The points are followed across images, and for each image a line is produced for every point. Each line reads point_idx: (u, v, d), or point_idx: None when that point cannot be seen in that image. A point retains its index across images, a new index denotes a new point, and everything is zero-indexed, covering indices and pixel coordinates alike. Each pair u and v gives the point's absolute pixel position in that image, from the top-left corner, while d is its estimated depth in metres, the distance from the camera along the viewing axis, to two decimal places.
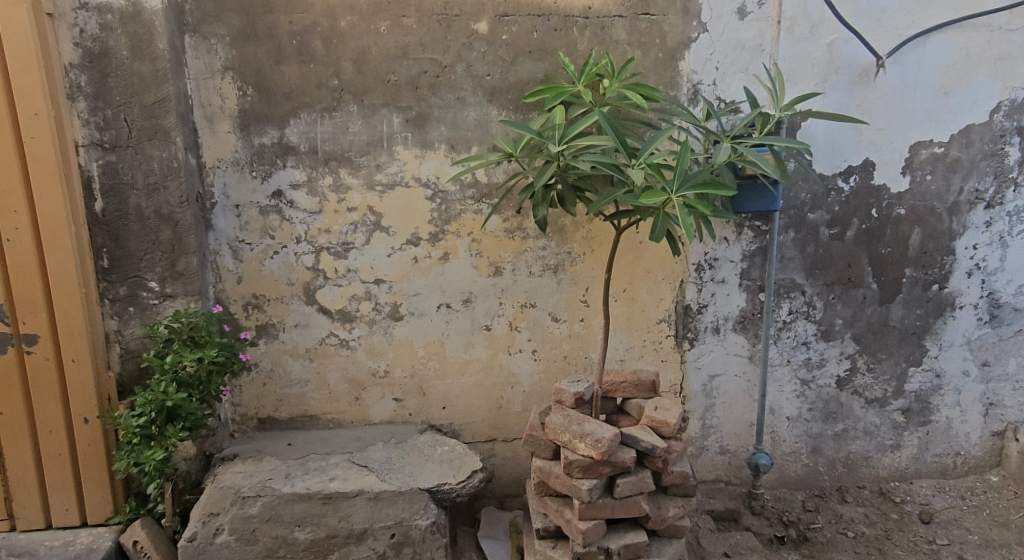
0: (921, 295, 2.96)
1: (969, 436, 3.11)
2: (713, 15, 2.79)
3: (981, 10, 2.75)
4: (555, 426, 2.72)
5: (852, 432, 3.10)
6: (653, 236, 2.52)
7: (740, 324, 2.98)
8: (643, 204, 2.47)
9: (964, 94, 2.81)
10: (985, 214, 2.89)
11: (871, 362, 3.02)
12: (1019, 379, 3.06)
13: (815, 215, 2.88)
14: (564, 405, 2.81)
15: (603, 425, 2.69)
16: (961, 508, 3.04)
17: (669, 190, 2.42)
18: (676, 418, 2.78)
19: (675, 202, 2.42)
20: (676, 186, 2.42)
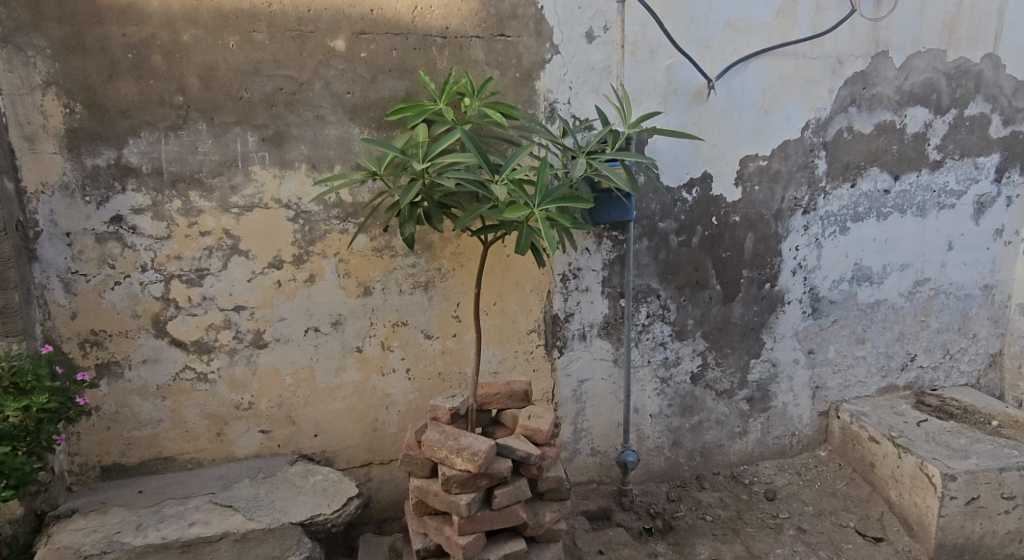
0: (757, 293, 3.28)
1: (802, 417, 3.49)
2: (563, 38, 2.94)
3: (789, 39, 3.08)
4: (431, 443, 2.72)
5: (705, 423, 3.36)
6: (519, 249, 2.61)
7: (604, 329, 3.15)
8: (508, 218, 2.55)
9: (780, 113, 3.15)
10: (803, 219, 3.26)
11: (718, 358, 3.30)
12: (838, 363, 3.47)
13: (665, 224, 3.11)
14: (440, 422, 2.84)
15: (478, 438, 2.73)
16: (798, 482, 3.39)
17: (531, 204, 2.52)
18: (548, 424, 2.87)
19: (538, 215, 2.52)
20: (539, 200, 2.53)
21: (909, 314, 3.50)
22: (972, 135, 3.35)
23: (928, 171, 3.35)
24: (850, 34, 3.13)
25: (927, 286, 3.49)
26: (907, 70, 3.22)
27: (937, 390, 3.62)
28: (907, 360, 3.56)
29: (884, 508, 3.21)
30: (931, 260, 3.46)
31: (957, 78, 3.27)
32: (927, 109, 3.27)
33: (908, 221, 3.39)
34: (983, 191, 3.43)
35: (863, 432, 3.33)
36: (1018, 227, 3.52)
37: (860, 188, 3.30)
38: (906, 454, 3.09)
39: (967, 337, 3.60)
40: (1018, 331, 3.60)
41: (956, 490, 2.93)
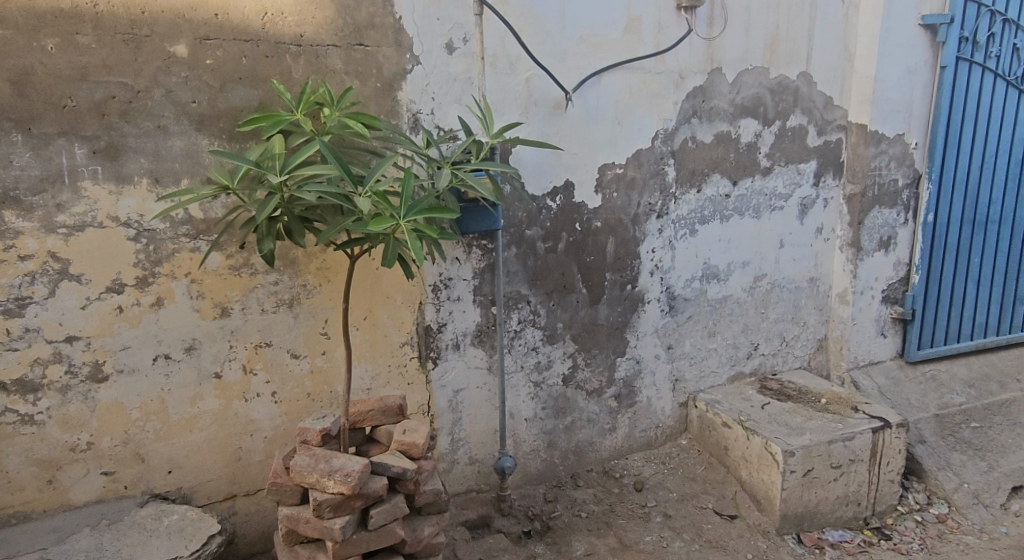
0: (620, 294, 3.46)
1: (664, 409, 3.71)
2: (423, 48, 2.93)
3: (636, 55, 3.29)
4: (300, 469, 2.59)
5: (578, 423, 3.48)
6: (386, 262, 2.55)
7: (477, 338, 3.18)
8: (373, 231, 2.48)
9: (632, 123, 3.35)
10: (657, 223, 3.48)
11: (587, 358, 3.44)
12: (694, 356, 3.73)
13: (531, 231, 3.19)
14: (310, 445, 2.71)
15: (351, 458, 2.64)
16: (663, 471, 3.61)
17: (397, 216, 2.46)
18: (424, 438, 2.83)
19: (404, 227, 2.47)
20: (404, 212, 2.47)
21: (751, 307, 3.84)
22: (793, 144, 3.74)
23: (761, 176, 3.70)
24: (689, 51, 3.39)
25: (765, 281, 3.85)
26: (739, 86, 3.54)
27: (777, 374, 4.00)
28: (751, 349, 3.90)
29: (737, 487, 3.49)
30: (766, 257, 3.82)
31: (779, 93, 3.64)
32: (756, 121, 3.61)
33: (746, 222, 3.72)
34: (805, 194, 3.85)
35: (717, 418, 3.60)
36: (834, 226, 3.98)
37: (705, 194, 3.58)
38: (753, 435, 3.38)
39: (799, 325, 4.02)
40: (839, 317, 4.06)
41: (795, 464, 3.24)
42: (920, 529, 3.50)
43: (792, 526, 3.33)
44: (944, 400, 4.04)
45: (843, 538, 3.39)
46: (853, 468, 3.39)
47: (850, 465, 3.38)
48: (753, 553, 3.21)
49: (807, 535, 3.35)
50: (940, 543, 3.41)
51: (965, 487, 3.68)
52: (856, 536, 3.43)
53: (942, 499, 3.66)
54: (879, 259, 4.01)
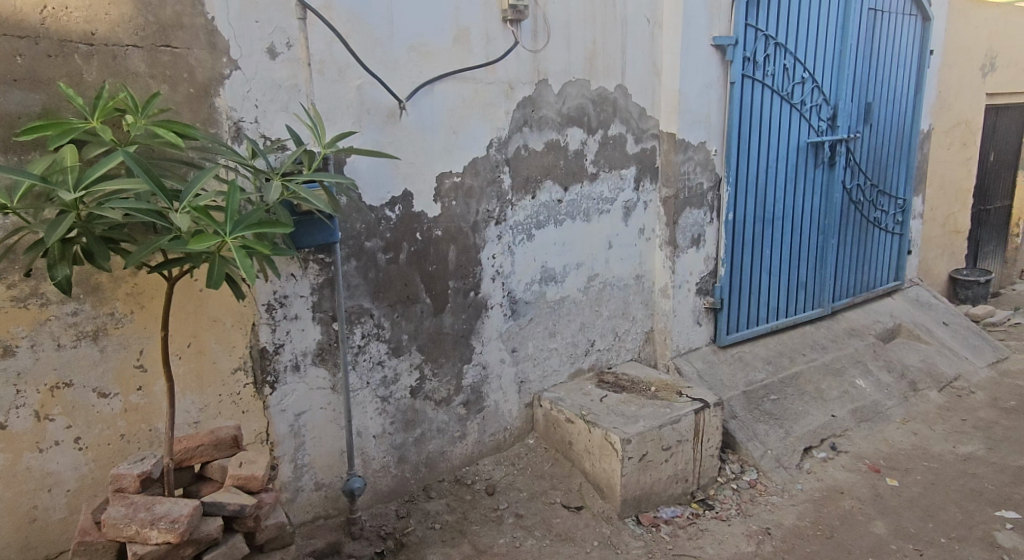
0: (463, 301, 3.50)
1: (511, 411, 3.81)
2: (242, 52, 2.74)
3: (467, 65, 3.33)
4: (114, 521, 2.28)
5: (428, 434, 3.48)
6: (211, 283, 2.30)
7: (318, 357, 3.06)
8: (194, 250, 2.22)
9: (466, 132, 3.39)
10: (496, 230, 3.56)
11: (434, 368, 3.45)
12: (536, 357, 3.87)
13: (371, 243, 3.13)
14: (127, 493, 2.40)
15: (178, 502, 2.39)
16: (513, 472, 3.72)
17: (222, 232, 2.22)
18: (263, 469, 2.63)
19: (231, 244, 2.23)
20: (230, 227, 2.23)
21: (585, 306, 4.05)
22: (615, 151, 3.99)
23: (588, 182, 3.91)
24: (516, 62, 3.49)
25: (597, 280, 4.08)
26: (564, 96, 3.71)
27: (612, 368, 4.26)
28: (588, 345, 4.12)
29: (582, 479, 3.67)
30: (597, 257, 4.06)
31: (599, 103, 3.86)
32: (581, 130, 3.81)
33: (578, 226, 3.92)
34: (628, 198, 4.13)
35: (561, 415, 3.75)
36: (654, 226, 4.32)
37: (539, 200, 3.71)
38: (594, 427, 3.56)
39: (629, 319, 4.31)
40: (662, 310, 4.40)
41: (632, 450, 3.45)
42: (736, 495, 3.88)
43: (632, 508, 3.54)
44: (749, 378, 4.53)
45: (675, 514, 3.67)
46: (680, 448, 3.68)
47: (678, 446, 3.67)
48: (599, 540, 3.38)
49: (644, 515, 3.59)
50: (753, 506, 3.81)
51: (769, 453, 4.14)
52: (685, 510, 3.72)
53: (752, 466, 4.08)
54: (692, 255, 4.39)
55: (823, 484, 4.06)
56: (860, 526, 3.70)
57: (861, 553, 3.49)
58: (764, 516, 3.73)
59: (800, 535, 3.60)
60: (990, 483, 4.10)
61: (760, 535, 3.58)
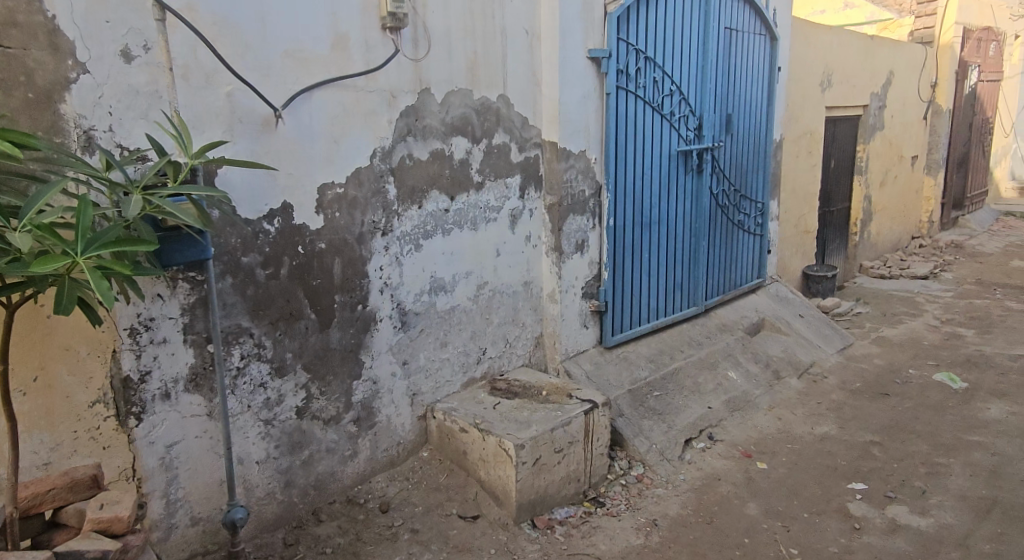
0: (351, 315, 3.41)
1: (404, 425, 3.75)
2: (92, 55, 2.53)
3: (346, 73, 3.25)
4: None
5: (317, 455, 3.36)
6: (60, 309, 2.09)
7: (192, 382, 2.87)
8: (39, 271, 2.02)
9: (349, 141, 3.30)
10: (383, 241, 3.49)
11: (322, 386, 3.33)
12: (428, 368, 3.83)
13: (248, 258, 2.99)
14: None
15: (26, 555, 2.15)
16: (408, 487, 3.66)
17: (72, 252, 2.03)
18: (129, 509, 2.46)
19: (83, 265, 2.05)
20: (82, 247, 2.04)
21: (476, 314, 4.07)
22: (499, 160, 4.03)
23: (474, 191, 3.93)
24: (397, 71, 3.45)
25: (486, 287, 4.11)
26: (447, 106, 3.71)
27: (504, 374, 4.28)
28: (480, 353, 4.13)
29: (477, 488, 3.66)
30: (486, 265, 4.08)
31: (482, 113, 3.89)
32: (465, 139, 3.82)
33: (465, 234, 3.92)
34: (513, 206, 4.18)
35: (454, 425, 3.73)
36: (540, 233, 4.40)
37: (426, 210, 3.68)
38: (488, 435, 3.56)
39: (519, 325, 4.36)
40: (551, 314, 4.49)
41: (525, 455, 3.48)
42: (625, 491, 4.01)
43: (527, 513, 3.58)
44: (633, 376, 4.70)
45: (569, 514, 3.74)
46: (571, 449, 3.76)
47: (570, 447, 3.74)
48: (495, 547, 3.39)
49: (539, 518, 3.63)
50: (641, 500, 3.96)
51: (654, 447, 4.31)
52: (578, 509, 3.80)
53: (639, 462, 4.23)
54: (577, 260, 4.50)
55: (702, 473, 4.28)
56: (736, 510, 3.93)
57: (738, 534, 3.71)
58: (651, 509, 3.89)
59: (683, 523, 3.78)
60: (844, 459, 4.48)
61: (648, 527, 3.73)
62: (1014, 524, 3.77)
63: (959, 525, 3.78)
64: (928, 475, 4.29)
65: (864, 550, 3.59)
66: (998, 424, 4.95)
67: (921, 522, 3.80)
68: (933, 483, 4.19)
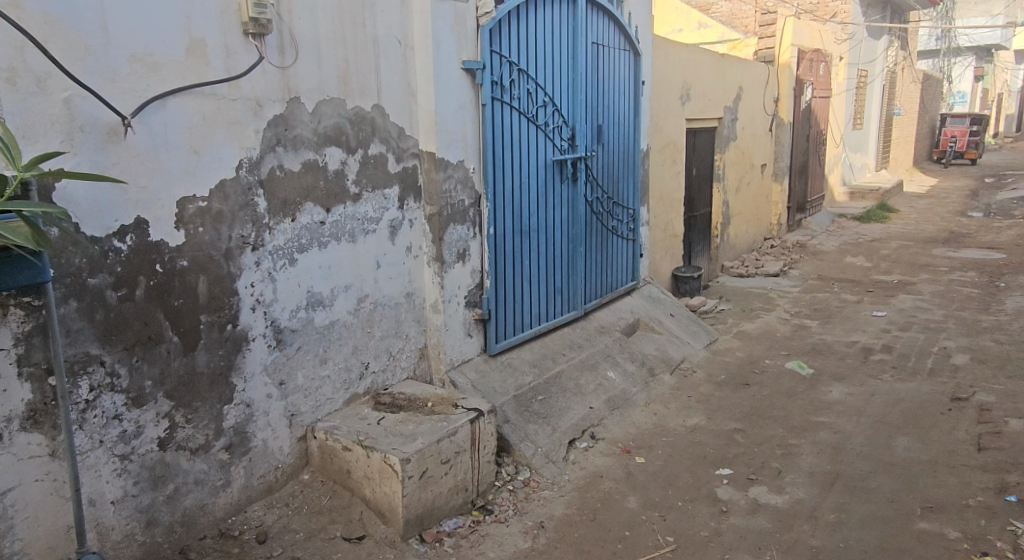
0: (219, 336, 3.21)
1: (282, 448, 3.58)
2: None
3: (204, 79, 3.06)
4: None
5: (183, 488, 3.13)
6: None
7: (30, 420, 2.60)
8: None
9: (210, 152, 3.11)
10: (253, 256, 3.31)
11: (187, 414, 3.11)
12: (308, 387, 3.67)
13: (96, 280, 2.74)
14: None
15: None
16: (287, 513, 3.49)
17: None
18: None
19: None
20: None
21: (357, 328, 3.95)
22: (376, 170, 3.95)
23: (351, 203, 3.82)
24: (263, 79, 3.29)
25: (367, 301, 4.00)
26: (319, 115, 3.58)
27: (388, 388, 4.18)
28: (362, 369, 4.01)
29: (363, 507, 3.56)
30: (366, 278, 3.98)
31: (357, 123, 3.80)
32: (340, 149, 3.71)
33: (343, 247, 3.81)
34: (393, 217, 4.11)
35: (336, 444, 3.59)
36: (421, 244, 4.34)
37: (300, 222, 3.54)
38: (372, 451, 3.46)
39: (402, 338, 4.28)
40: (434, 325, 4.44)
41: (411, 469, 3.41)
42: (512, 496, 4.02)
43: (415, 528, 3.50)
44: (517, 382, 4.74)
45: (457, 525, 3.70)
46: (458, 459, 3.72)
47: (457, 457, 3.71)
48: None
49: (427, 532, 3.56)
50: (528, 503, 3.98)
51: (539, 451, 4.36)
52: (466, 519, 3.77)
53: (525, 466, 4.26)
54: (459, 270, 4.49)
55: (585, 472, 4.38)
56: (617, 504, 4.04)
57: (619, 528, 3.81)
58: (537, 511, 3.92)
59: (568, 523, 3.84)
60: (712, 447, 4.73)
61: (535, 530, 3.76)
62: (854, 494, 4.12)
63: (809, 499, 4.08)
64: (783, 456, 4.61)
65: (731, 531, 3.79)
66: (839, 404, 5.40)
67: (778, 500, 4.08)
68: (788, 463, 4.51)
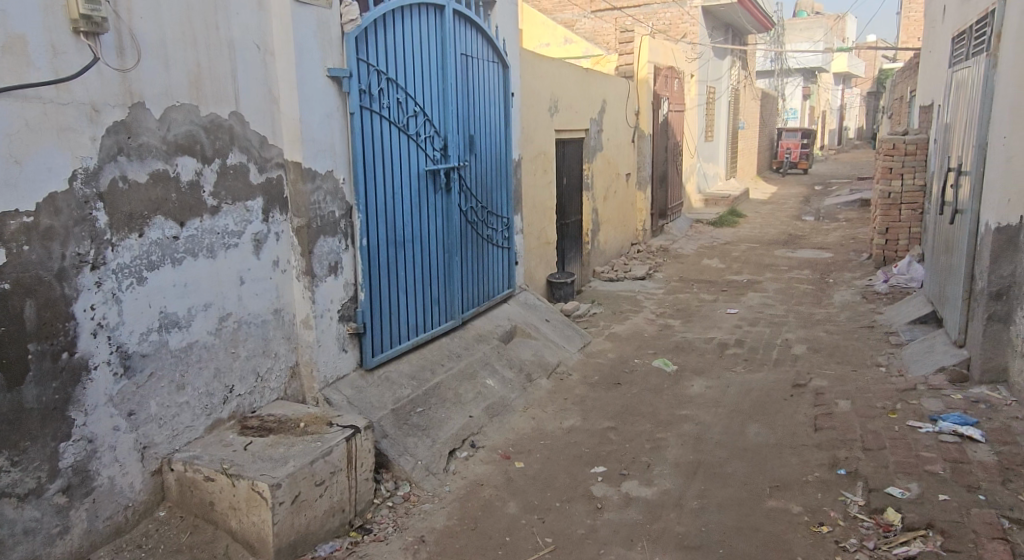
0: (52, 366, 2.89)
1: (133, 485, 3.28)
2: None
3: (25, 81, 2.74)
4: None
5: (11, 540, 2.79)
6: None
7: None
8: None
9: (36, 162, 2.80)
10: (92, 276, 3.02)
11: (13, 456, 2.78)
12: (162, 416, 3.39)
13: None
14: None
15: None
16: (141, 555, 3.20)
17: None
18: None
19: None
20: None
21: (219, 349, 3.70)
22: (236, 181, 3.73)
23: (208, 216, 3.58)
24: (99, 82, 3.01)
25: (229, 320, 3.76)
26: (167, 122, 3.33)
27: (256, 411, 3.94)
28: (226, 392, 3.76)
29: (228, 540, 3.33)
30: (228, 295, 3.74)
31: (212, 131, 3.57)
32: (193, 158, 3.47)
33: (200, 263, 3.56)
34: (256, 230, 3.89)
35: (197, 475, 3.34)
36: (288, 258, 4.14)
37: (148, 238, 3.27)
38: (238, 480, 3.24)
39: (270, 357, 4.05)
40: (306, 342, 4.24)
41: (282, 495, 3.22)
42: (392, 512, 3.90)
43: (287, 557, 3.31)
44: (395, 395, 4.62)
45: (334, 548, 3.53)
46: (333, 480, 3.56)
47: (332, 478, 3.55)
48: None
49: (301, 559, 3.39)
50: (408, 518, 3.88)
51: (419, 464, 4.26)
52: (344, 541, 3.62)
53: (405, 480, 4.15)
54: (331, 283, 4.32)
55: (466, 481, 4.33)
56: (497, 511, 4.02)
57: (499, 535, 3.79)
58: (417, 526, 3.83)
59: (450, 535, 3.77)
60: (587, 447, 4.83)
61: (416, 545, 3.66)
62: (714, 480, 4.34)
63: (674, 488, 4.25)
64: (652, 450, 4.78)
65: (605, 527, 3.87)
66: (700, 397, 5.69)
67: (648, 492, 4.22)
68: (655, 456, 4.68)
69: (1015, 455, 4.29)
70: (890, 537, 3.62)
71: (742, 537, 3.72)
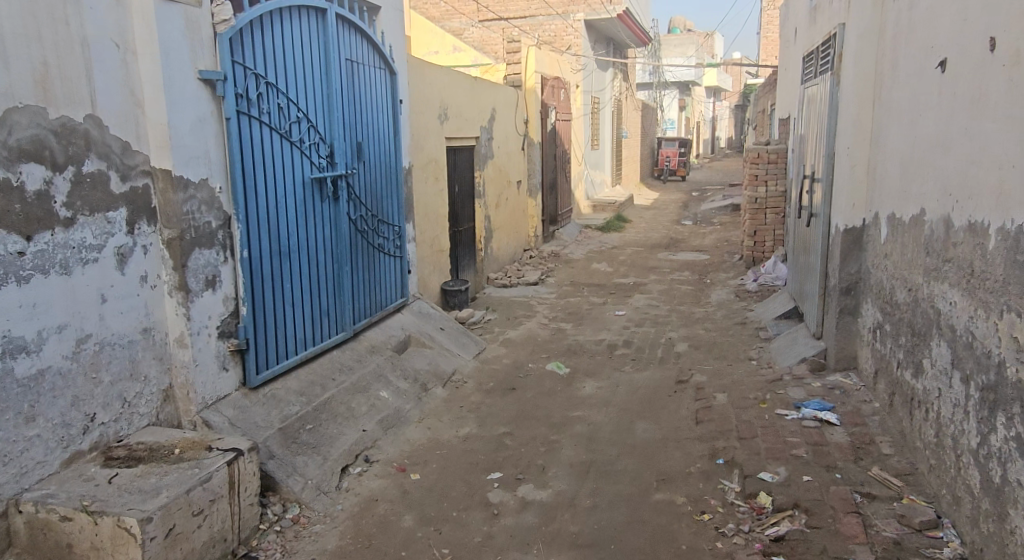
0: None
1: None
2: None
3: None
4: None
5: None
6: None
7: None
8: None
9: None
10: None
11: None
12: (7, 453, 3.03)
13: None
14: None
15: None
16: None
17: None
18: None
19: None
20: None
21: (77, 375, 3.36)
22: (94, 191, 3.41)
23: (61, 229, 3.24)
24: None
25: (89, 342, 3.42)
26: (9, 126, 2.99)
27: (123, 440, 3.61)
28: (87, 421, 3.41)
29: None
30: (87, 315, 3.40)
31: (64, 135, 3.24)
32: (41, 165, 3.13)
33: (53, 281, 3.21)
34: (119, 243, 3.57)
35: (52, 515, 3.01)
36: (159, 272, 3.84)
37: None
38: (101, 517, 2.94)
39: (139, 381, 3.72)
40: (181, 362, 3.94)
41: (153, 529, 2.96)
42: (280, 537, 3.68)
43: None
44: (283, 413, 4.38)
45: None
46: (213, 508, 3.31)
47: (211, 506, 3.30)
48: None
49: None
50: (297, 542, 3.68)
51: (309, 484, 4.05)
52: None
53: (294, 502, 3.93)
54: (208, 298, 4.04)
55: (360, 498, 4.16)
56: (392, 526, 3.88)
57: (394, 550, 3.65)
58: (307, 549, 3.63)
59: (343, 555, 3.60)
60: (484, 454, 4.77)
61: None
62: (606, 478, 4.39)
63: (568, 489, 4.26)
64: (546, 452, 4.78)
65: (502, 533, 3.82)
66: (591, 397, 5.77)
67: (543, 495, 4.21)
68: (550, 458, 4.69)
69: (865, 435, 4.59)
70: (762, 519, 3.80)
71: (633, 532, 3.77)
